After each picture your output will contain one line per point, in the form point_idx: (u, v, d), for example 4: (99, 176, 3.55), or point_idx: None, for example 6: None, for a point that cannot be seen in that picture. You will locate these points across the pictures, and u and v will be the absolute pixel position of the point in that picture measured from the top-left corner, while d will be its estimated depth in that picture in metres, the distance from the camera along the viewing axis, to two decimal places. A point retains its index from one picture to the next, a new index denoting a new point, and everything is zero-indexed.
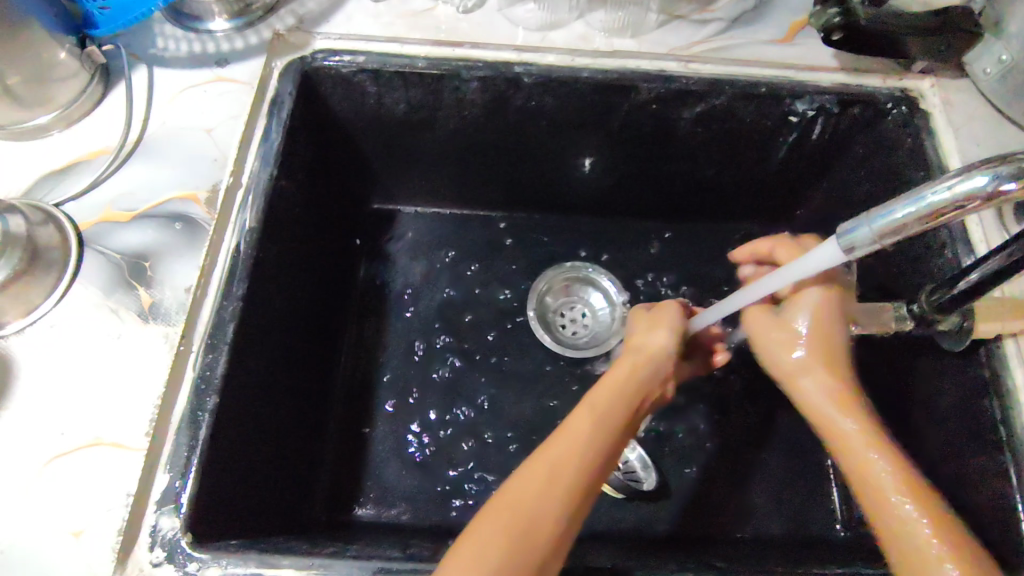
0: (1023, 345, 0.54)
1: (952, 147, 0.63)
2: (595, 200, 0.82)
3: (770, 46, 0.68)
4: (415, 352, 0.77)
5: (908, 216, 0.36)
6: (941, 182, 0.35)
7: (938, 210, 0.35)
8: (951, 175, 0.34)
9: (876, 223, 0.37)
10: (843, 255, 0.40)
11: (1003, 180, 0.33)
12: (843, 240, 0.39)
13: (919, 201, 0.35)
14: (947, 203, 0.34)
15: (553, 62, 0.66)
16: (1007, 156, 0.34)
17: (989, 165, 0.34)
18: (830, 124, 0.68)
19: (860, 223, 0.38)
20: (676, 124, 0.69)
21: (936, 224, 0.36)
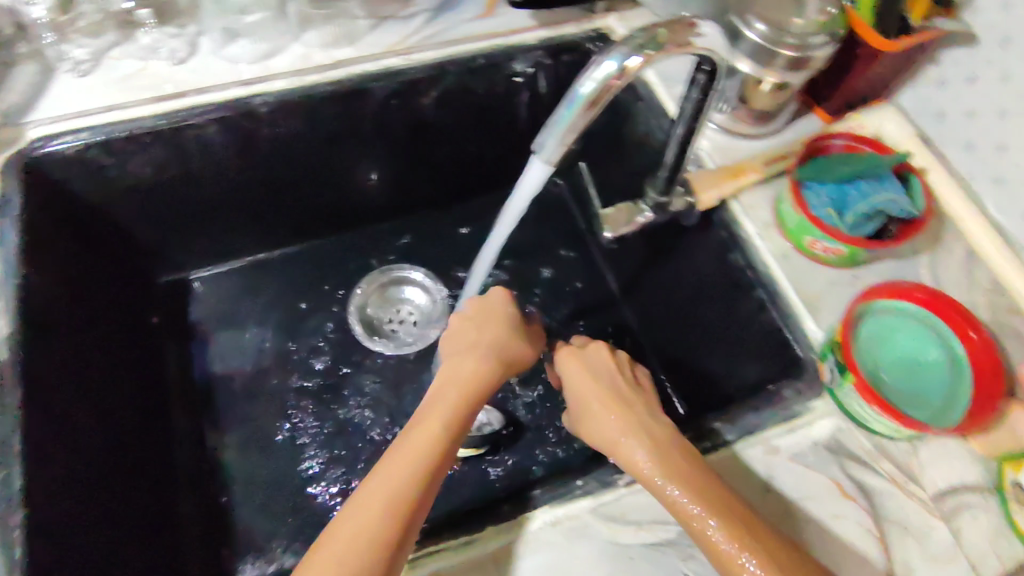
0: (741, 202, 0.65)
1: None
2: (381, 205, 0.85)
3: (474, 22, 0.75)
4: (252, 405, 0.76)
5: (575, 112, 0.42)
6: (586, 75, 0.41)
7: (594, 96, 0.41)
8: (591, 65, 0.41)
9: (558, 123, 0.43)
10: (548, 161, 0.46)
11: (627, 57, 0.40)
12: (542, 153, 0.45)
13: (579, 96, 0.42)
14: (598, 88, 0.41)
15: (283, 86, 0.68)
16: (627, 38, 0.42)
17: (615, 48, 0.41)
18: (550, 75, 0.76)
19: (548, 133, 0.44)
20: (421, 111, 0.75)
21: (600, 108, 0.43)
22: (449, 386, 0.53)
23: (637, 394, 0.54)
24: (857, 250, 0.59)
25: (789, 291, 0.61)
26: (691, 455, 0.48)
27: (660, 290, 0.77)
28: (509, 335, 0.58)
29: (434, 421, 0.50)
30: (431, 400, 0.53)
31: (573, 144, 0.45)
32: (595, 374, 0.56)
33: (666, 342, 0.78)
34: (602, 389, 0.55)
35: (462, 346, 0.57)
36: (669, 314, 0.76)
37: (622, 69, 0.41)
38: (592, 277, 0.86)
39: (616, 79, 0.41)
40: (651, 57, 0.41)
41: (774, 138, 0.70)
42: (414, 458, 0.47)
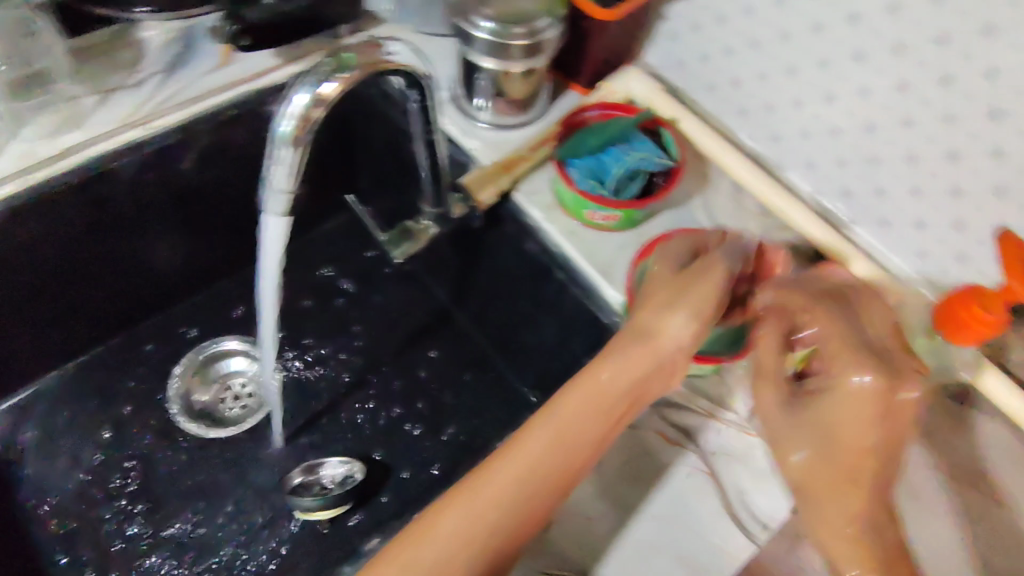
0: (524, 191, 0.67)
1: None
2: (178, 281, 0.79)
3: (213, 73, 0.71)
4: (84, 541, 0.69)
5: (284, 153, 0.41)
6: (282, 112, 0.40)
7: (297, 131, 0.41)
8: (284, 101, 0.40)
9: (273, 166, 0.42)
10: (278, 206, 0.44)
11: (319, 86, 0.40)
12: (268, 200, 0.44)
13: (282, 135, 0.41)
14: (297, 122, 0.40)
15: (7, 190, 0.61)
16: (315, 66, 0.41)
17: (303, 79, 0.40)
18: None
19: (269, 179, 0.43)
20: (183, 179, 0.70)
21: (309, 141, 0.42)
22: (569, 416, 0.50)
23: (825, 416, 0.47)
24: (631, 212, 0.62)
25: (583, 266, 0.63)
26: (847, 476, 0.46)
27: (481, 292, 0.77)
28: (675, 277, 0.55)
29: (531, 460, 0.49)
30: (562, 403, 0.51)
31: (298, 183, 0.44)
32: (856, 400, 0.46)
33: (502, 339, 0.78)
34: (878, 414, 0.45)
35: (651, 324, 0.53)
36: (497, 314, 0.77)
37: (318, 98, 0.41)
38: (420, 295, 0.85)
39: (313, 109, 0.40)
40: (342, 79, 0.41)
41: (538, 123, 0.72)
42: (475, 546, 0.46)
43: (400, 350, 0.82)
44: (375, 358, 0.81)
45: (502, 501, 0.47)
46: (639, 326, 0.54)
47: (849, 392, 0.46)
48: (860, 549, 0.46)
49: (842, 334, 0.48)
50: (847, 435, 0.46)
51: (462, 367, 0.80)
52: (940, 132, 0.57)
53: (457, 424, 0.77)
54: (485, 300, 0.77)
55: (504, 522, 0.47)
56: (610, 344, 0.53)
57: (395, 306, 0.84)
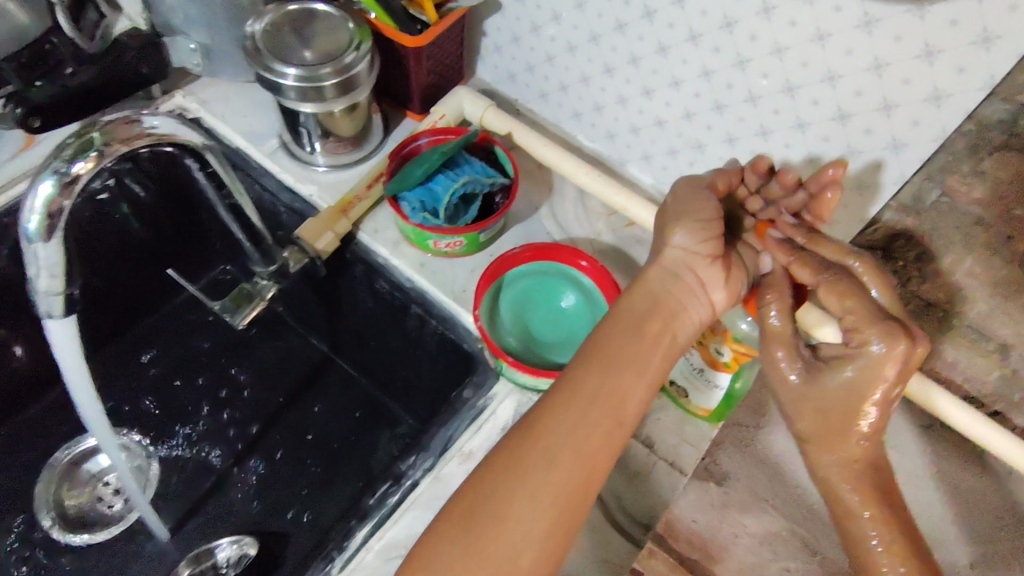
0: (367, 229, 0.65)
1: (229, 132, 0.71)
2: (23, 384, 0.73)
3: (18, 158, 0.66)
4: None
5: (41, 236, 0.42)
6: (27, 207, 0.41)
7: (48, 224, 0.42)
8: (29, 196, 0.41)
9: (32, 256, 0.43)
10: (50, 291, 0.45)
11: (64, 172, 0.40)
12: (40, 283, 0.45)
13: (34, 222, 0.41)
14: (44, 216, 0.41)
15: None
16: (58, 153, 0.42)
17: (45, 170, 0.41)
18: (139, 177, 0.69)
19: (33, 270, 0.44)
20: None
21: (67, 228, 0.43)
22: (589, 423, 0.45)
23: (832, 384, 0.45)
24: (474, 236, 0.61)
25: (437, 297, 0.62)
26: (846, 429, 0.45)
27: (353, 335, 0.74)
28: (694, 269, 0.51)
29: (563, 473, 0.44)
30: (585, 386, 0.46)
31: (67, 267, 0.45)
32: (884, 370, 0.42)
33: (386, 378, 0.76)
34: (894, 380, 0.42)
35: (646, 309, 0.50)
36: (372, 355, 0.74)
37: (63, 187, 0.41)
38: (296, 348, 0.81)
39: (64, 193, 0.41)
40: (87, 165, 0.41)
41: (377, 156, 0.71)
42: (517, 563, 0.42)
43: (283, 409, 0.78)
44: (257, 423, 0.77)
45: (540, 515, 0.43)
46: (629, 310, 0.50)
47: (873, 364, 0.42)
48: (866, 506, 0.45)
49: (866, 310, 0.43)
50: (849, 401, 0.44)
51: (349, 415, 0.77)
52: (750, 110, 0.59)
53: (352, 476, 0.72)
54: (359, 342, 0.74)
55: (547, 533, 0.43)
56: (601, 334, 0.49)
57: (269, 363, 0.80)
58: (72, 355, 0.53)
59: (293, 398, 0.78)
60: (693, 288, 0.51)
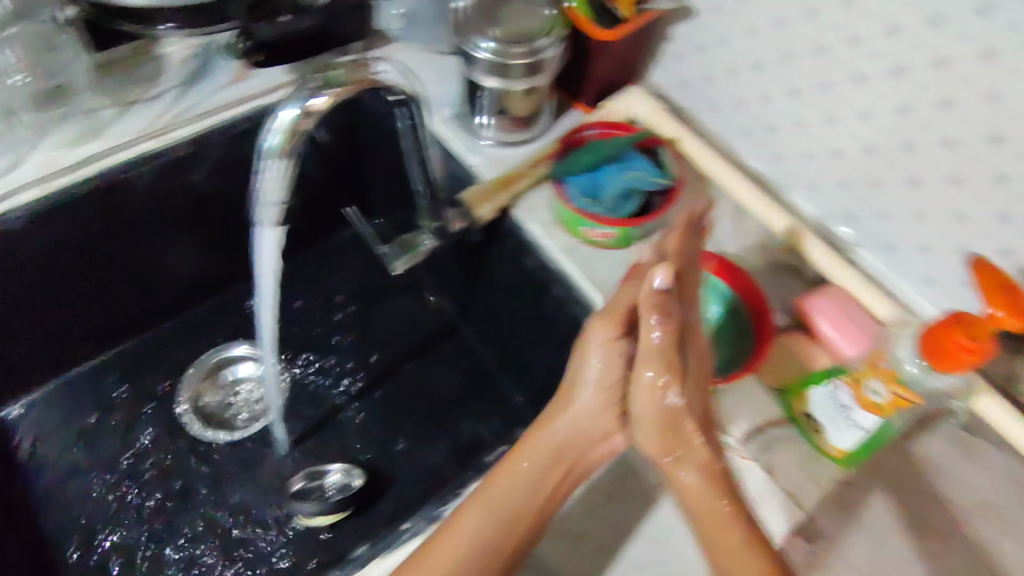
0: (523, 207, 0.67)
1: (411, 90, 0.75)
2: (188, 289, 0.82)
3: (230, 87, 0.73)
4: (89, 535, 0.70)
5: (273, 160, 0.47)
6: (273, 128, 0.46)
7: (286, 146, 0.47)
8: (276, 119, 0.46)
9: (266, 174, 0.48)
10: (271, 206, 0.51)
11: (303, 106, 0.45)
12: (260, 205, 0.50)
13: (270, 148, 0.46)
14: (285, 138, 0.46)
15: (29, 196, 0.64)
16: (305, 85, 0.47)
17: (294, 98, 0.46)
18: (327, 121, 0.75)
19: (262, 185, 0.49)
20: (194, 187, 0.72)
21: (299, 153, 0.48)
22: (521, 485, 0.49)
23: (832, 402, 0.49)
24: (628, 230, 0.62)
25: (579, 281, 0.63)
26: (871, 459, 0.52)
27: (482, 306, 0.78)
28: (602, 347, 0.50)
29: (492, 518, 0.48)
30: (530, 452, 0.51)
31: (290, 189, 0.50)
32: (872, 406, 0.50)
33: (505, 350, 0.78)
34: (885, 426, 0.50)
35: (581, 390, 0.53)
36: (497, 328, 0.77)
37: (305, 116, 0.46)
38: (425, 307, 0.86)
39: (301, 125, 0.46)
40: (328, 100, 0.46)
41: (542, 139, 0.73)
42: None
43: (404, 360, 0.83)
44: (379, 369, 0.82)
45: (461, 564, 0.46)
46: (570, 387, 0.53)
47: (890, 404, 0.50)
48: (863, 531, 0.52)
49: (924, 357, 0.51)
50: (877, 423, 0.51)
51: (464, 378, 0.81)
52: (943, 155, 0.57)
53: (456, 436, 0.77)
54: (488, 311, 0.77)
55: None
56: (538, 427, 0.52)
57: (399, 318, 0.85)
58: (267, 262, 0.57)
59: (415, 353, 0.83)
60: (654, 398, 0.47)
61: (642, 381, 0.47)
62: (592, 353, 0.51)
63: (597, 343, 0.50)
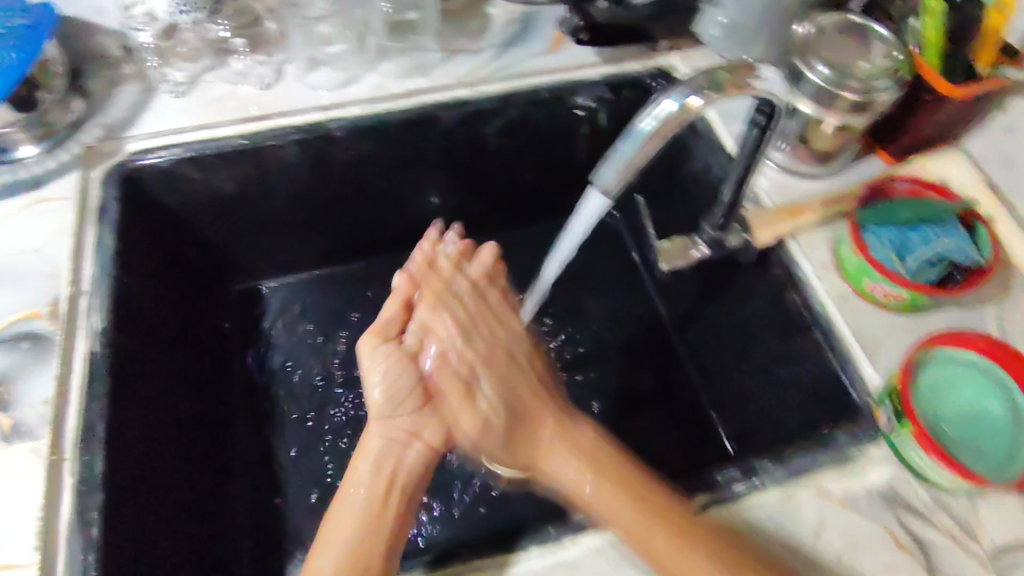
0: (800, 241, 0.65)
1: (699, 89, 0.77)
2: (440, 226, 0.88)
3: (542, 57, 0.77)
4: (310, 413, 0.79)
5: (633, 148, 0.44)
6: (648, 113, 0.43)
7: (653, 135, 0.43)
8: (654, 104, 0.43)
9: (617, 160, 0.44)
10: (606, 192, 0.47)
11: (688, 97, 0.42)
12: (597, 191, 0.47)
13: (637, 133, 0.43)
14: (657, 127, 0.42)
15: (359, 113, 0.72)
16: (691, 78, 0.43)
17: (678, 89, 0.42)
18: (612, 110, 0.79)
19: (606, 167, 0.45)
20: (484, 140, 0.78)
21: (660, 146, 0.44)
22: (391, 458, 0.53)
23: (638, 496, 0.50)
24: (920, 298, 0.58)
25: (844, 333, 0.60)
26: None
27: (709, 325, 0.78)
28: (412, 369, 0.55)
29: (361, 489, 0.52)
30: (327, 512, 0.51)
31: (632, 179, 0.46)
32: None
33: (717, 375, 0.78)
34: None
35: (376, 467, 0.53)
36: (719, 352, 0.77)
37: (682, 109, 0.42)
38: (643, 308, 0.88)
39: (677, 118, 0.42)
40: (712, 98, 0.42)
41: (837, 177, 0.70)
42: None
43: (611, 352, 0.85)
44: (585, 353, 0.85)
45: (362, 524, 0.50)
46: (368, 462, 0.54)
47: None
48: None
49: None
50: None
51: (664, 389, 0.82)
52: None
53: (643, 441, 0.78)
54: (714, 331, 0.77)
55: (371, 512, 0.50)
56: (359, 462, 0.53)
57: (615, 312, 0.88)
58: (563, 251, 0.60)
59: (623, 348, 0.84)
60: (465, 400, 0.54)
61: (447, 346, 0.56)
62: (373, 393, 0.55)
63: (445, 328, 0.56)
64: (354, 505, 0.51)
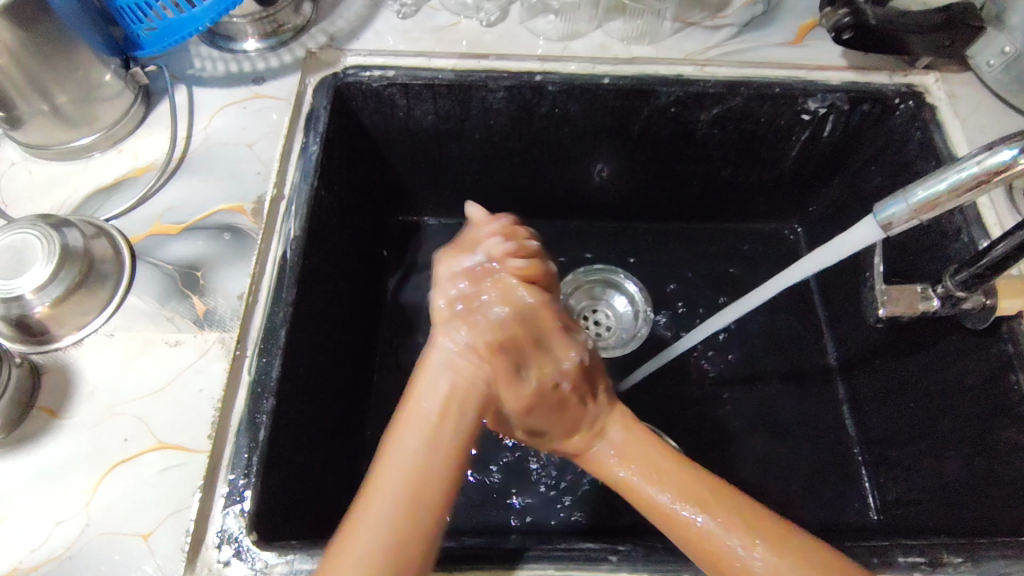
0: None
1: (954, 124, 0.67)
2: (613, 204, 0.84)
3: (781, 48, 0.70)
4: None
5: (940, 192, 0.41)
6: (970, 159, 0.39)
7: (968, 185, 0.39)
8: (980, 152, 0.39)
9: (915, 199, 0.41)
10: (885, 229, 0.44)
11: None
12: (881, 225, 0.44)
13: (950, 179, 0.40)
14: (976, 177, 0.39)
15: (575, 70, 0.68)
16: None
17: (1017, 139, 0.38)
18: (840, 121, 0.71)
19: (895, 201, 0.43)
20: (695, 126, 0.72)
21: (970, 196, 0.40)
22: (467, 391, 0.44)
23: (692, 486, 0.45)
24: None
25: None
26: None
27: (893, 381, 0.69)
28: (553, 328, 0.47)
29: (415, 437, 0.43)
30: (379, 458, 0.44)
31: (924, 221, 0.43)
32: None
33: (883, 436, 0.70)
34: None
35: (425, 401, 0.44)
36: (894, 413, 0.69)
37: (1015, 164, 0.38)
38: (810, 340, 0.80)
39: (1002, 175, 0.38)
40: None
41: None
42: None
43: (766, 378, 0.78)
44: (738, 373, 0.78)
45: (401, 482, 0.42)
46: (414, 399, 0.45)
47: None
48: None
49: None
50: None
51: (818, 434, 0.75)
52: None
53: (784, 481, 0.72)
54: (894, 390, 0.69)
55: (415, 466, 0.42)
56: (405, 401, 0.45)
57: (781, 335, 0.80)
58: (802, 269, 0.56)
59: (781, 377, 0.78)
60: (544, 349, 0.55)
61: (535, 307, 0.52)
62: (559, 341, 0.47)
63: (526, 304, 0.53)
64: (409, 443, 0.43)
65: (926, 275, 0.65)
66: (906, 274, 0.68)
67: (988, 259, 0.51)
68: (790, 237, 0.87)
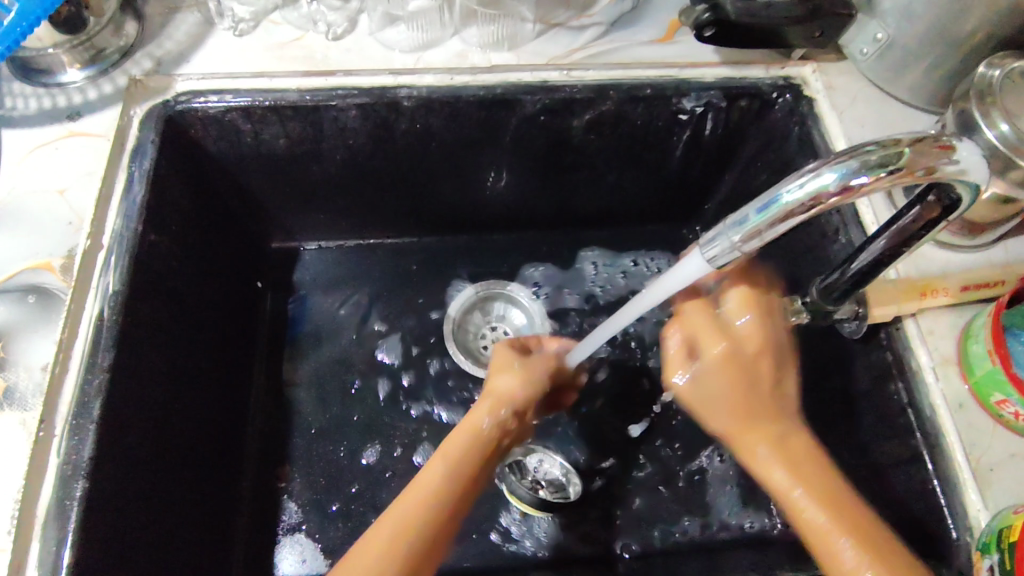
0: (923, 324, 0.53)
1: (832, 117, 0.64)
2: (504, 217, 0.79)
3: (649, 46, 0.67)
4: (331, 397, 0.73)
5: (761, 220, 0.38)
6: (792, 182, 0.36)
7: (791, 211, 0.36)
8: (805, 172, 0.36)
9: (739, 229, 0.39)
10: (713, 260, 0.42)
11: (852, 174, 0.34)
12: (706, 250, 0.42)
13: (776, 203, 0.37)
14: (799, 203, 0.36)
15: (432, 81, 0.63)
16: (860, 147, 0.35)
17: (840, 160, 0.35)
18: (719, 118, 0.67)
19: (721, 230, 0.40)
20: (569, 133, 0.68)
21: (795, 222, 0.38)
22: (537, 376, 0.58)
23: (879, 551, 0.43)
24: None
25: (956, 455, 0.49)
26: None
27: None
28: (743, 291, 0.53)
29: (441, 467, 0.50)
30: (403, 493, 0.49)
31: (750, 251, 0.40)
32: None
33: None
34: None
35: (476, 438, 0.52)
36: None
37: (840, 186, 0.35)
38: None
39: (827, 198, 0.35)
40: (880, 181, 0.34)
41: (1000, 255, 0.55)
42: (397, 541, 0.45)
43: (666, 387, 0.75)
44: (640, 383, 0.73)
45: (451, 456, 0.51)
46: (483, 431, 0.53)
47: None
48: None
49: None
50: None
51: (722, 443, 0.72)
52: None
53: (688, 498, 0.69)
54: None
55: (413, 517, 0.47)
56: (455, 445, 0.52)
57: None
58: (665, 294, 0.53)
59: None
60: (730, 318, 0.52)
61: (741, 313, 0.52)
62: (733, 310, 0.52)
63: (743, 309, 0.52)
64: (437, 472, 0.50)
65: (808, 277, 0.63)
66: (792, 277, 0.65)
67: (855, 269, 0.47)
68: (689, 236, 0.84)
